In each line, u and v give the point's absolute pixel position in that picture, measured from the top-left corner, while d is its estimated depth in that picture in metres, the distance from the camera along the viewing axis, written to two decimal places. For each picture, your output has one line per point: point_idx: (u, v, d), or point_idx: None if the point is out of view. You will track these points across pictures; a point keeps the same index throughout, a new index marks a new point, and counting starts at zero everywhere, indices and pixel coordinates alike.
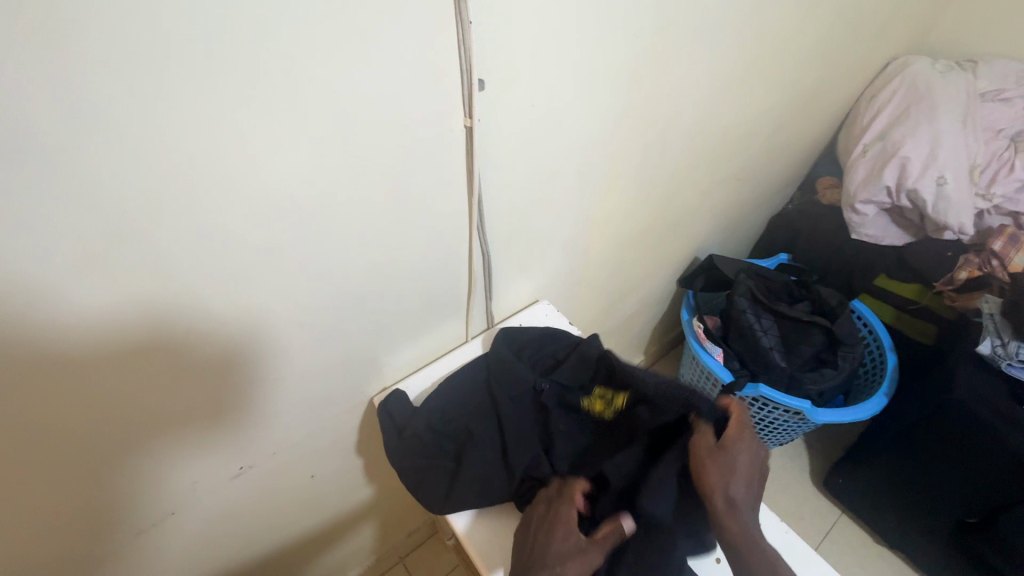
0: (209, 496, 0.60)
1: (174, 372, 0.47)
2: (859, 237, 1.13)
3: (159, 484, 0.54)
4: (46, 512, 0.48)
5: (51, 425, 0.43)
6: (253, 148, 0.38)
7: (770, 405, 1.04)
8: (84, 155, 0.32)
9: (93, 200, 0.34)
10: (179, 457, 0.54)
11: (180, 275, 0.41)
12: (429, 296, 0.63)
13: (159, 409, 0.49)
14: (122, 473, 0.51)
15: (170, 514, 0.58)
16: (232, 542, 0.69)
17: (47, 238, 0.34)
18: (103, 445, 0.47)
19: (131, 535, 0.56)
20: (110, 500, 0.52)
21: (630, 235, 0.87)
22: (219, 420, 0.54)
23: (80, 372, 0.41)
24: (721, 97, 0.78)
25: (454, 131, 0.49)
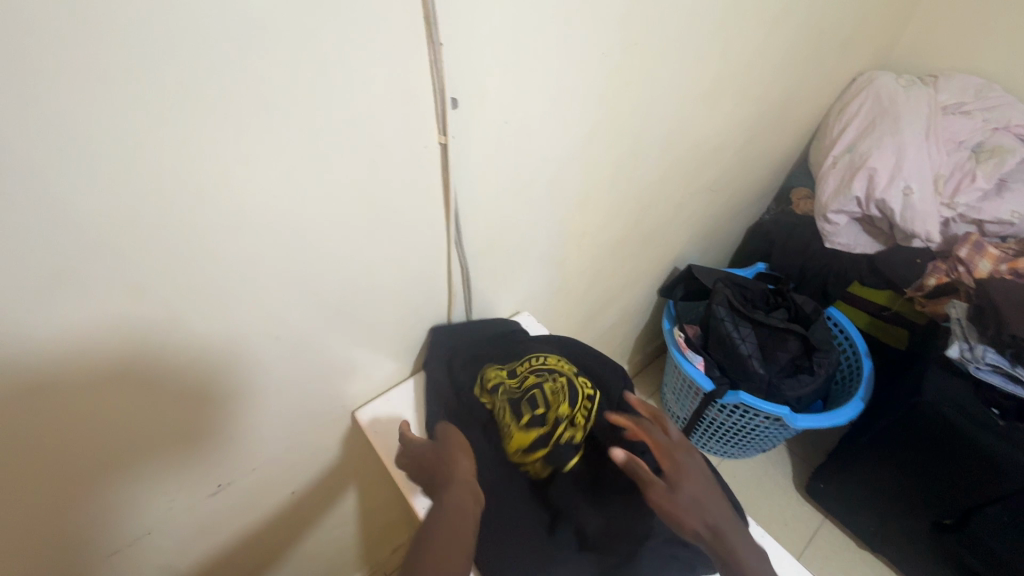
0: (186, 514, 0.59)
1: (147, 392, 0.47)
2: (833, 245, 1.16)
3: (135, 503, 0.54)
4: (18, 535, 0.47)
5: (25, 445, 0.42)
6: (227, 166, 0.39)
7: (750, 413, 1.06)
8: (55, 179, 0.33)
9: (65, 222, 0.34)
10: (156, 474, 0.53)
11: (157, 292, 0.42)
12: (409, 310, 0.64)
13: (136, 427, 0.48)
14: (93, 496, 0.50)
15: (145, 536, 0.57)
16: (210, 562, 0.68)
17: (19, 261, 0.34)
18: (77, 465, 0.47)
19: (105, 556, 0.55)
20: (81, 524, 0.51)
21: (608, 246, 0.89)
22: (198, 435, 0.54)
23: (50, 395, 0.41)
24: (692, 112, 0.81)
25: (430, 148, 0.50)
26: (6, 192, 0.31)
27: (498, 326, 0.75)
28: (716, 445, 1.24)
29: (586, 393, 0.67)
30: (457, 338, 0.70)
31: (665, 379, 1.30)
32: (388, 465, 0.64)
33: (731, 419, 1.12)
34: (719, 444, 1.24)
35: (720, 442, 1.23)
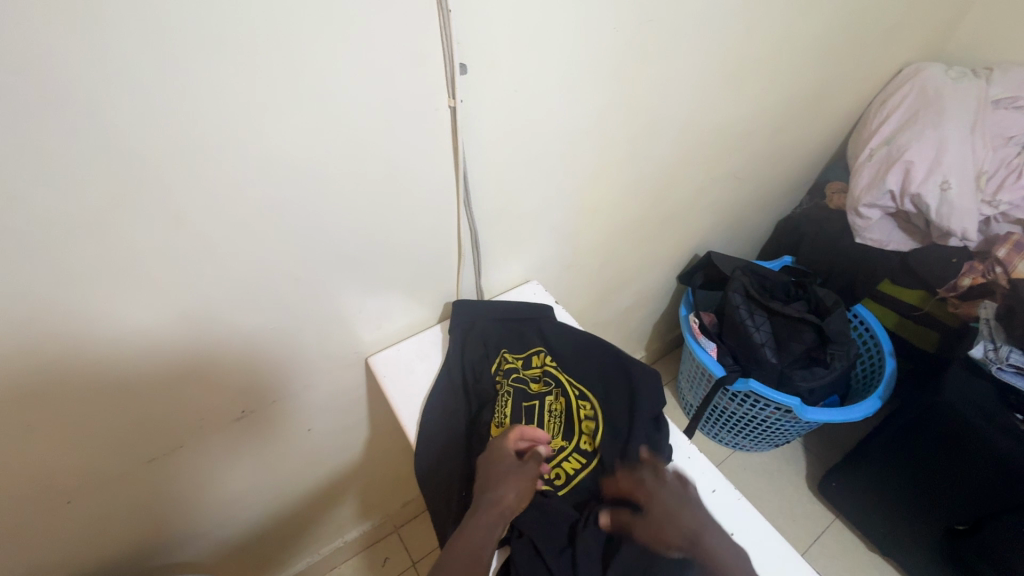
0: (214, 436, 0.66)
1: (180, 319, 0.53)
2: (863, 241, 1.13)
3: (171, 419, 0.60)
4: (74, 434, 0.54)
5: (79, 351, 0.49)
6: (255, 116, 0.44)
7: (761, 403, 1.06)
8: (108, 116, 0.38)
9: (113, 154, 0.40)
10: (190, 394, 0.60)
11: (194, 224, 0.47)
12: (420, 269, 0.69)
13: (174, 347, 0.54)
14: (134, 409, 0.56)
15: (175, 452, 0.64)
16: (233, 488, 0.75)
17: (77, 186, 0.40)
18: (121, 377, 0.53)
19: (144, 464, 0.63)
20: (124, 433, 0.58)
21: (622, 225, 0.91)
22: (226, 362, 0.60)
23: (98, 309, 0.47)
24: (713, 93, 0.82)
25: (441, 110, 0.54)
26: (66, 122, 0.37)
27: (524, 308, 0.76)
28: (727, 436, 1.24)
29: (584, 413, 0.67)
30: (478, 313, 0.74)
31: (681, 367, 1.30)
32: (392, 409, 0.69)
33: (742, 409, 1.12)
34: (730, 435, 1.24)
35: (731, 433, 1.22)
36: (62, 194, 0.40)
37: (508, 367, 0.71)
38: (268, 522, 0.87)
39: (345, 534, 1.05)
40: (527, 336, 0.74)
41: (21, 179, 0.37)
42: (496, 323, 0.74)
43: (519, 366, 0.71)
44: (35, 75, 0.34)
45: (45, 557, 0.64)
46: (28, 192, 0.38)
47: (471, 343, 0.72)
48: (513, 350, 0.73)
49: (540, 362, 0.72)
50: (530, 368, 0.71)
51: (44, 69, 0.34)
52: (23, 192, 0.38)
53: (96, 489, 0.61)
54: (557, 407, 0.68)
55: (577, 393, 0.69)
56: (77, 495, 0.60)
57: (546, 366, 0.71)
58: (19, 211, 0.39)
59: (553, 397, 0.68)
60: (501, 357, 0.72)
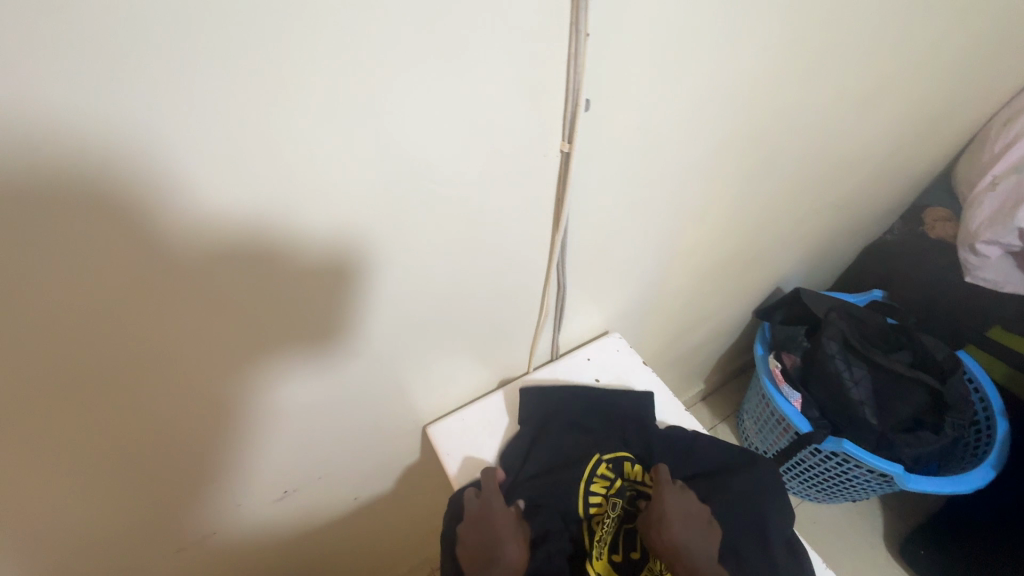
0: (256, 494, 0.57)
1: (229, 231, 0.33)
2: (974, 280, 0.99)
3: (203, 485, 0.52)
4: (91, 517, 0.46)
5: (89, 435, 0.39)
6: (325, 170, 0.33)
7: (850, 463, 0.93)
8: (136, 175, 0.28)
9: (139, 217, 0.30)
10: (220, 457, 0.50)
11: (240, 289, 0.37)
12: (495, 327, 0.58)
13: (202, 405, 0.44)
14: (154, 359, 0.38)
15: (210, 426, 0.46)
16: (287, 521, 0.65)
17: (93, 262, 0.30)
18: (142, 454, 0.44)
19: (180, 532, 0.55)
20: (144, 433, 0.42)
21: (714, 263, 0.78)
22: (260, 412, 0.49)
23: (97, 206, 0.28)
24: (842, 117, 0.68)
25: (549, 155, 0.42)
26: (78, 186, 0.27)
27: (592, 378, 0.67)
28: (797, 486, 1.12)
29: None
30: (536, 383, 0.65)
31: (747, 406, 1.19)
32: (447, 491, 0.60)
33: (824, 466, 0.99)
34: (801, 486, 1.11)
35: (804, 484, 1.10)
36: (74, 271, 0.30)
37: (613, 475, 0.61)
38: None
39: None
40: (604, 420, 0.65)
41: (21, 263, 0.28)
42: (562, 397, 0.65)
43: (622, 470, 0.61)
44: (40, 134, 0.25)
45: None
46: (30, 275, 0.29)
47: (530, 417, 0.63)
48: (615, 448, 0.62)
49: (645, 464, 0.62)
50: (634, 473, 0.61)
51: (49, 127, 0.25)
52: (23, 278, 0.29)
53: (129, 564, 0.54)
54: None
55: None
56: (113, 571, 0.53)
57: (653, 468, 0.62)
58: (19, 298, 0.29)
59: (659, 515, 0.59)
60: (597, 463, 0.61)
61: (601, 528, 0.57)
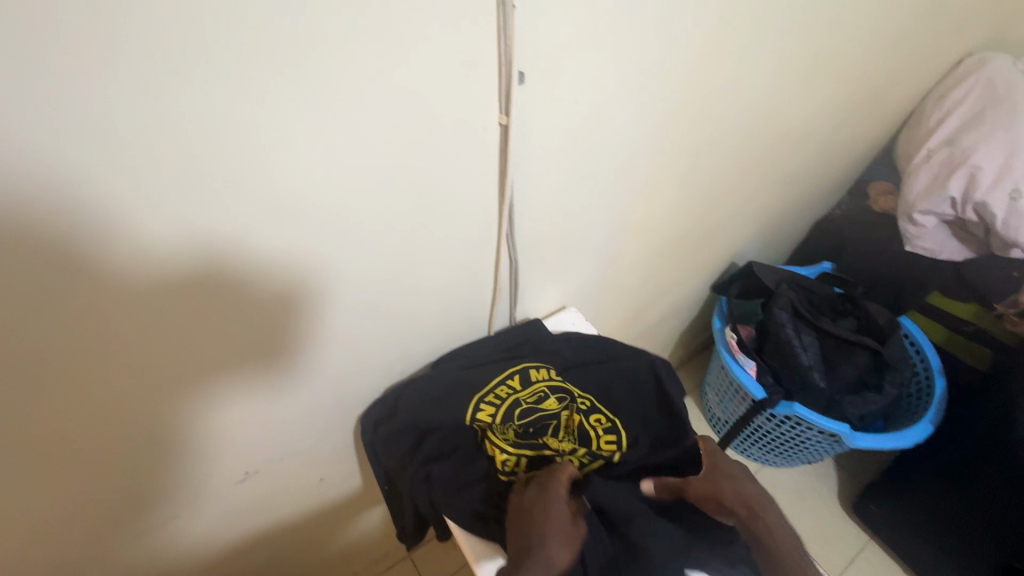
0: (212, 499, 0.58)
1: (185, 258, 0.37)
2: (913, 249, 1.05)
3: (161, 487, 0.52)
4: (42, 514, 0.45)
5: (43, 428, 0.39)
6: (259, 148, 0.34)
7: (804, 426, 0.98)
8: (64, 157, 0.28)
9: (62, 203, 0.30)
10: (182, 459, 0.51)
11: (184, 275, 0.37)
12: (450, 305, 0.59)
13: (164, 406, 0.45)
14: (124, 385, 0.41)
15: (167, 418, 0.47)
16: (237, 532, 0.66)
17: (29, 249, 0.31)
18: (100, 449, 0.44)
19: (131, 536, 0.54)
20: (102, 428, 0.43)
21: (666, 239, 0.81)
22: (225, 417, 0.51)
23: (65, 258, 0.32)
24: (779, 93, 0.71)
25: (488, 130, 0.43)
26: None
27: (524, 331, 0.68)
28: (758, 452, 1.17)
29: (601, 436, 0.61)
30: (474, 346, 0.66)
31: (709, 379, 1.23)
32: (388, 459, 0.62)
33: (780, 430, 1.04)
34: (760, 452, 1.17)
35: (763, 450, 1.15)
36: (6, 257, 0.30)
37: (507, 397, 0.61)
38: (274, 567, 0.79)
39: (357, 565, 0.97)
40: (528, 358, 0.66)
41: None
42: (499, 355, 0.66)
43: (518, 391, 0.62)
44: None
45: None
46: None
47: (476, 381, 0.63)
48: (512, 371, 0.63)
49: (544, 383, 0.63)
50: (531, 390, 0.62)
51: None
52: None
53: (81, 563, 0.53)
54: (571, 424, 0.61)
55: (589, 405, 0.63)
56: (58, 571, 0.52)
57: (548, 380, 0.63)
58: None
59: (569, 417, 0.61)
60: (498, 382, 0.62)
61: (497, 432, 0.60)
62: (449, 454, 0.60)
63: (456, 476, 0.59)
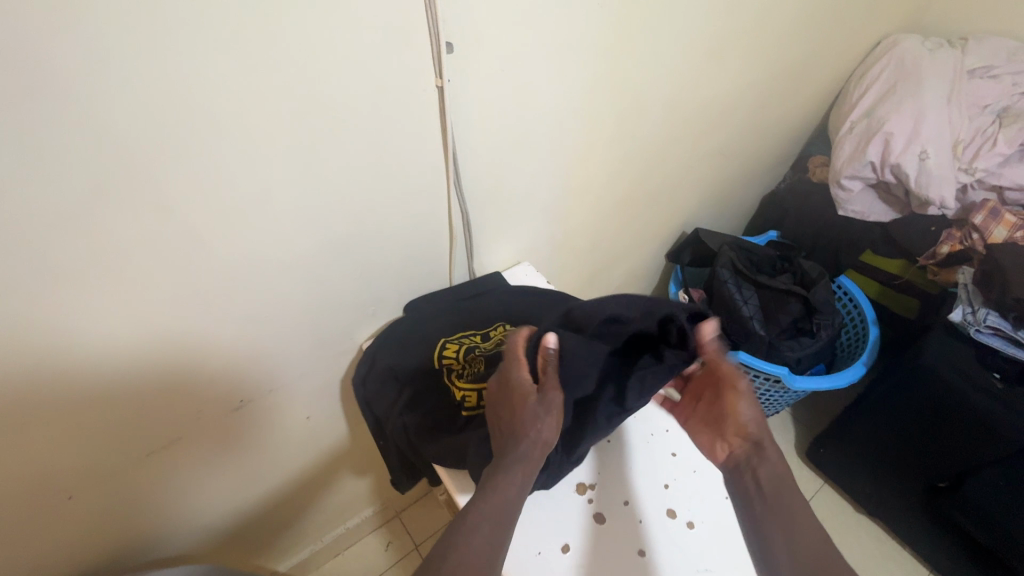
0: (185, 487, 0.70)
1: (177, 255, 0.49)
2: (846, 213, 1.15)
3: (148, 471, 0.64)
4: (55, 480, 0.56)
5: (61, 403, 0.51)
6: (234, 100, 0.43)
7: (750, 374, 1.08)
8: (83, 107, 0.37)
9: (82, 146, 0.39)
10: (168, 445, 0.63)
11: (184, 209, 0.47)
12: (412, 254, 0.69)
13: (156, 400, 0.58)
14: (123, 377, 0.54)
15: (161, 407, 0.59)
16: (201, 520, 0.77)
17: (55, 187, 0.40)
18: (101, 430, 0.56)
19: (120, 512, 0.65)
20: (107, 410, 0.55)
21: (611, 203, 0.91)
22: (203, 416, 0.64)
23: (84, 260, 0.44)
24: (697, 70, 0.82)
25: (427, 90, 0.54)
26: (38, 114, 0.36)
27: (476, 283, 0.78)
28: None
29: None
30: (434, 297, 0.75)
31: None
32: (366, 405, 0.70)
33: None
34: None
35: None
36: (36, 191, 0.39)
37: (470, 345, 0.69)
38: (270, 513, 0.87)
39: (348, 521, 1.06)
40: (488, 305, 0.75)
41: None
42: (455, 302, 0.75)
43: (479, 339, 0.70)
44: (3, 72, 0.34)
45: (49, 555, 0.63)
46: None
47: (441, 325, 0.72)
48: (474, 326, 0.72)
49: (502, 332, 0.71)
50: (490, 338, 0.70)
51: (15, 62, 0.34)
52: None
53: (97, 482, 0.60)
54: None
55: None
56: (76, 489, 0.59)
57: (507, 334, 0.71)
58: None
59: None
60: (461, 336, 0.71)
61: (461, 371, 0.66)
62: (422, 390, 0.68)
63: (423, 416, 0.66)
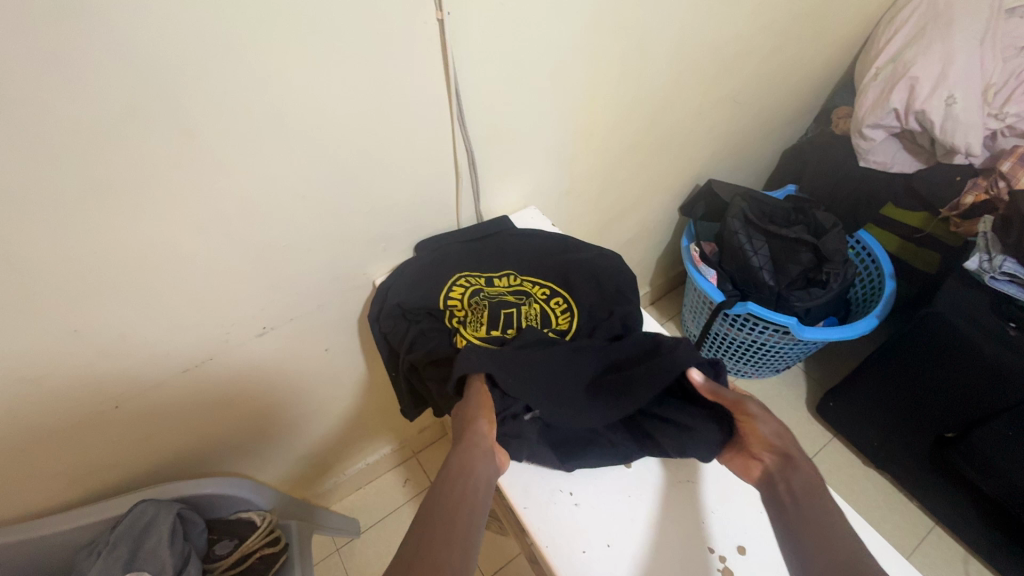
0: (214, 405, 0.76)
1: (202, 182, 0.54)
2: (867, 164, 1.13)
3: (180, 389, 0.70)
4: (101, 389, 0.62)
5: (105, 314, 0.57)
6: (245, 29, 0.46)
7: (759, 325, 1.08)
8: (104, 29, 0.41)
9: (108, 68, 0.43)
10: (198, 364, 0.69)
11: (204, 135, 0.50)
12: (422, 191, 0.72)
13: (186, 319, 0.64)
14: (156, 295, 0.59)
15: (191, 326, 0.65)
16: (232, 440, 0.84)
17: (89, 108, 0.44)
18: (139, 344, 0.62)
19: (159, 426, 0.72)
20: (142, 326, 0.61)
21: (619, 149, 0.92)
22: (229, 337, 0.69)
23: (114, 178, 0.49)
24: (709, 9, 0.80)
25: (429, 24, 0.56)
26: (68, 34, 0.40)
27: (485, 225, 0.80)
28: (731, 363, 1.27)
29: (556, 313, 0.70)
30: (445, 239, 0.78)
31: (684, 299, 1.33)
32: (380, 342, 0.73)
33: (741, 334, 1.14)
34: (732, 363, 1.27)
35: (733, 360, 1.25)
36: (76, 110, 0.43)
37: (475, 289, 0.73)
38: (296, 442, 0.94)
39: (368, 456, 1.13)
40: (498, 246, 0.78)
41: (30, 99, 0.41)
42: (466, 244, 0.78)
43: (484, 285, 0.74)
44: None
45: (100, 462, 0.70)
46: (45, 109, 0.42)
47: (451, 262, 0.75)
48: (483, 269, 0.75)
49: (507, 279, 0.74)
50: (494, 285, 0.74)
51: None
52: (37, 113, 0.42)
53: (140, 396, 0.67)
54: (531, 309, 0.70)
55: (547, 293, 0.72)
56: (123, 399, 0.65)
57: (512, 284, 0.74)
58: (41, 130, 0.43)
59: (527, 304, 0.70)
60: (467, 279, 0.74)
61: (465, 316, 0.70)
62: (430, 325, 0.69)
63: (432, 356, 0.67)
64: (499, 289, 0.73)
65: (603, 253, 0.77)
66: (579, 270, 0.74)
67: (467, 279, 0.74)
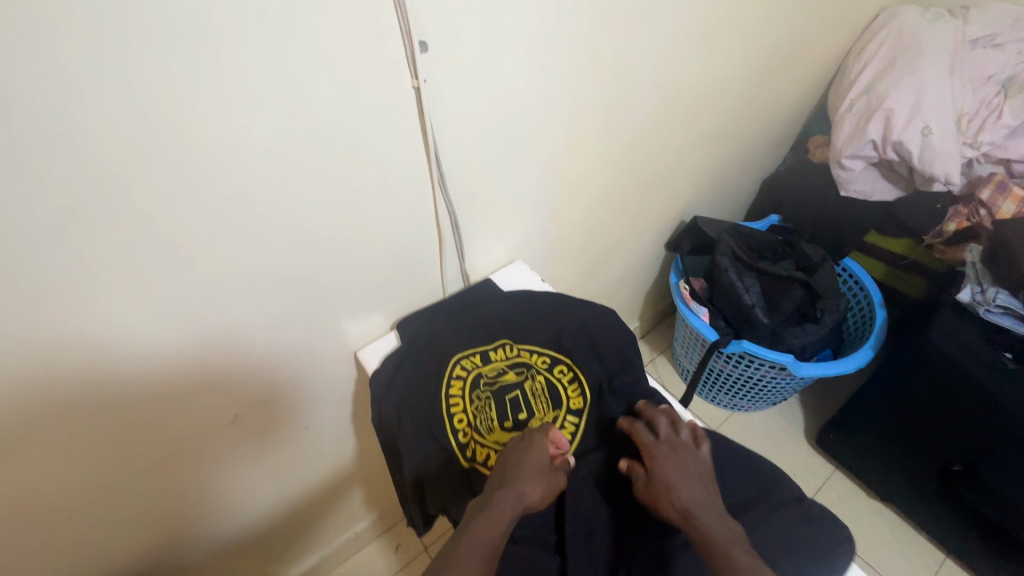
0: (183, 500, 0.69)
1: (160, 275, 0.49)
2: (848, 193, 1.12)
3: (144, 490, 0.63)
4: (52, 504, 0.56)
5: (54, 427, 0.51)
6: (204, 112, 0.42)
7: (755, 363, 1.06)
8: (39, 128, 0.36)
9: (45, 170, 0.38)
10: (165, 463, 0.63)
11: (159, 227, 0.46)
12: (402, 257, 0.68)
13: (148, 419, 0.58)
14: (112, 399, 0.53)
15: (155, 424, 0.59)
16: (202, 533, 0.76)
17: (22, 211, 0.39)
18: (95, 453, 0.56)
19: (121, 532, 0.65)
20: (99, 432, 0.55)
21: (603, 195, 0.90)
22: (198, 430, 0.63)
23: (55, 283, 0.43)
24: (686, 54, 0.80)
25: (403, 90, 0.53)
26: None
27: (470, 292, 0.76)
28: (727, 399, 1.24)
29: (563, 386, 0.68)
30: (429, 311, 0.73)
31: (675, 335, 1.31)
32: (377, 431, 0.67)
33: (737, 371, 1.12)
34: (729, 398, 1.24)
35: (730, 395, 1.23)
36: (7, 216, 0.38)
37: (472, 372, 0.68)
38: (276, 523, 0.87)
39: (355, 525, 1.06)
40: (489, 312, 0.73)
41: None
42: (453, 312, 0.74)
43: (480, 365, 0.69)
44: None
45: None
46: None
47: (440, 330, 0.71)
48: (473, 337, 0.71)
49: (503, 350, 0.70)
50: (491, 361, 0.69)
51: None
52: None
53: (97, 503, 0.60)
54: (537, 388, 0.67)
55: (548, 361, 0.69)
56: (78, 510, 0.58)
57: (507, 358, 0.69)
58: None
59: (531, 382, 0.67)
60: (460, 362, 0.68)
61: (472, 420, 0.65)
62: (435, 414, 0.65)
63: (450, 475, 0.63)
64: (498, 367, 0.68)
65: (597, 310, 0.74)
66: (574, 334, 0.71)
67: (461, 358, 0.69)
